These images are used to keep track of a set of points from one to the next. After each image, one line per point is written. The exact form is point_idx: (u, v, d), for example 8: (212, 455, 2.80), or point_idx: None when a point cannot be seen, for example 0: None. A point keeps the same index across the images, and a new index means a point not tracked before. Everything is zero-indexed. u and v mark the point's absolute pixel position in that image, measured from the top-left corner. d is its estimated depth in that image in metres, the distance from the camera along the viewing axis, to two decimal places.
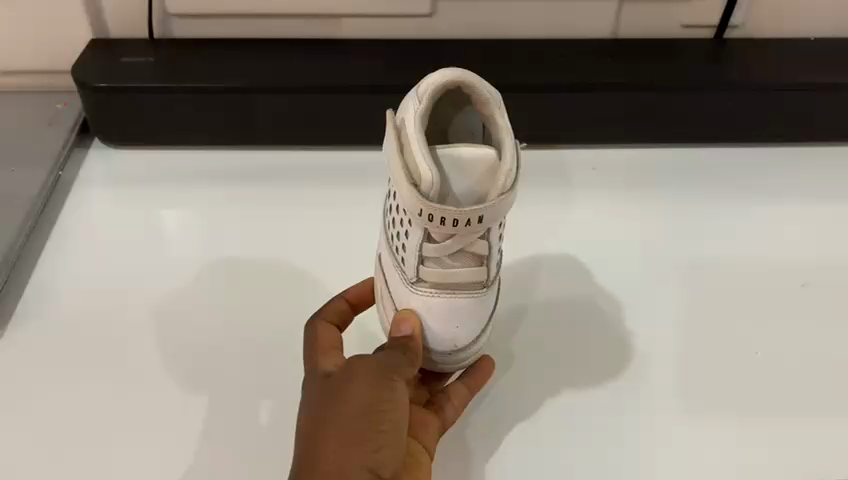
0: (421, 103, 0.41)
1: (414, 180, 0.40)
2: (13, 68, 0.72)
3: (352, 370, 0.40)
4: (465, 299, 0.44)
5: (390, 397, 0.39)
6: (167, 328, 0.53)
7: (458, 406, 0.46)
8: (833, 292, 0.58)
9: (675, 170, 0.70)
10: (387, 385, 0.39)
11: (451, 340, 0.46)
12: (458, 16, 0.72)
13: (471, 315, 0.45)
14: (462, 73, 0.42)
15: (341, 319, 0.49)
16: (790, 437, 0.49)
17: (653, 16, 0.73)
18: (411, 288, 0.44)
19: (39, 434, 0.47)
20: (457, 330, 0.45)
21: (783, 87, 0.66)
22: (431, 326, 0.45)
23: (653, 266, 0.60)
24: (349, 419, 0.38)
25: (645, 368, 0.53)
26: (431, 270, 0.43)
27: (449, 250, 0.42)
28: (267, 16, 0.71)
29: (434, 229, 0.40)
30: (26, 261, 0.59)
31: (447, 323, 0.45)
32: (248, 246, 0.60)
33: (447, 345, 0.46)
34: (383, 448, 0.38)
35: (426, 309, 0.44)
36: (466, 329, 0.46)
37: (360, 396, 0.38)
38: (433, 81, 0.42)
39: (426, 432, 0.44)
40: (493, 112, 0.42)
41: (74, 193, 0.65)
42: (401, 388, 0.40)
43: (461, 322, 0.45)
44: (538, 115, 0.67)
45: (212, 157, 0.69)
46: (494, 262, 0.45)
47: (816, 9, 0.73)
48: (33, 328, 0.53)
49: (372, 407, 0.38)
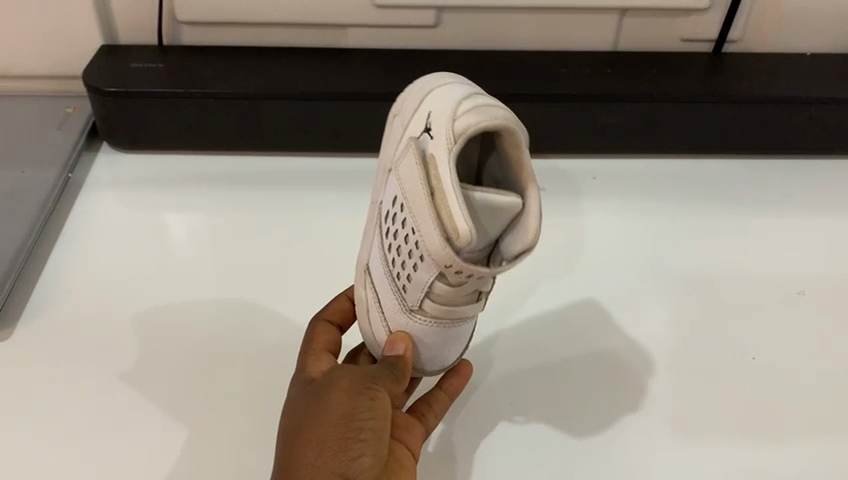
0: (457, 144, 0.40)
1: (445, 228, 0.39)
2: (26, 73, 0.74)
3: (333, 380, 0.41)
4: (459, 329, 0.46)
5: (369, 407, 0.40)
6: (168, 329, 0.55)
7: (438, 413, 0.48)
8: (829, 301, 0.59)
9: (674, 181, 0.71)
10: (369, 396, 0.40)
11: (440, 360, 0.48)
12: (460, 27, 0.74)
13: (463, 334, 0.47)
14: (502, 115, 0.41)
15: (341, 319, 0.51)
16: (785, 442, 0.50)
17: (651, 29, 0.74)
18: (410, 315, 0.45)
19: (44, 427, 0.49)
20: (448, 350, 0.47)
21: (782, 100, 0.67)
22: (423, 347, 0.46)
23: (647, 274, 0.61)
24: (325, 428, 0.39)
25: (640, 375, 0.54)
26: (434, 306, 0.44)
27: (460, 291, 0.43)
28: (273, 25, 0.72)
29: (453, 275, 0.41)
30: (36, 263, 0.60)
31: (442, 346, 0.47)
32: (251, 249, 0.62)
33: (436, 363, 0.48)
34: (361, 456, 0.39)
35: (424, 336, 0.46)
36: (456, 348, 0.48)
37: (339, 406, 0.40)
38: (473, 120, 0.40)
39: (412, 437, 0.45)
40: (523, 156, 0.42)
41: (82, 196, 0.67)
42: (382, 397, 0.41)
43: (452, 346, 0.47)
44: (538, 125, 0.68)
45: (218, 161, 0.71)
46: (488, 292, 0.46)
47: (815, 24, 0.74)
48: (39, 328, 0.55)
49: (349, 417, 0.39)
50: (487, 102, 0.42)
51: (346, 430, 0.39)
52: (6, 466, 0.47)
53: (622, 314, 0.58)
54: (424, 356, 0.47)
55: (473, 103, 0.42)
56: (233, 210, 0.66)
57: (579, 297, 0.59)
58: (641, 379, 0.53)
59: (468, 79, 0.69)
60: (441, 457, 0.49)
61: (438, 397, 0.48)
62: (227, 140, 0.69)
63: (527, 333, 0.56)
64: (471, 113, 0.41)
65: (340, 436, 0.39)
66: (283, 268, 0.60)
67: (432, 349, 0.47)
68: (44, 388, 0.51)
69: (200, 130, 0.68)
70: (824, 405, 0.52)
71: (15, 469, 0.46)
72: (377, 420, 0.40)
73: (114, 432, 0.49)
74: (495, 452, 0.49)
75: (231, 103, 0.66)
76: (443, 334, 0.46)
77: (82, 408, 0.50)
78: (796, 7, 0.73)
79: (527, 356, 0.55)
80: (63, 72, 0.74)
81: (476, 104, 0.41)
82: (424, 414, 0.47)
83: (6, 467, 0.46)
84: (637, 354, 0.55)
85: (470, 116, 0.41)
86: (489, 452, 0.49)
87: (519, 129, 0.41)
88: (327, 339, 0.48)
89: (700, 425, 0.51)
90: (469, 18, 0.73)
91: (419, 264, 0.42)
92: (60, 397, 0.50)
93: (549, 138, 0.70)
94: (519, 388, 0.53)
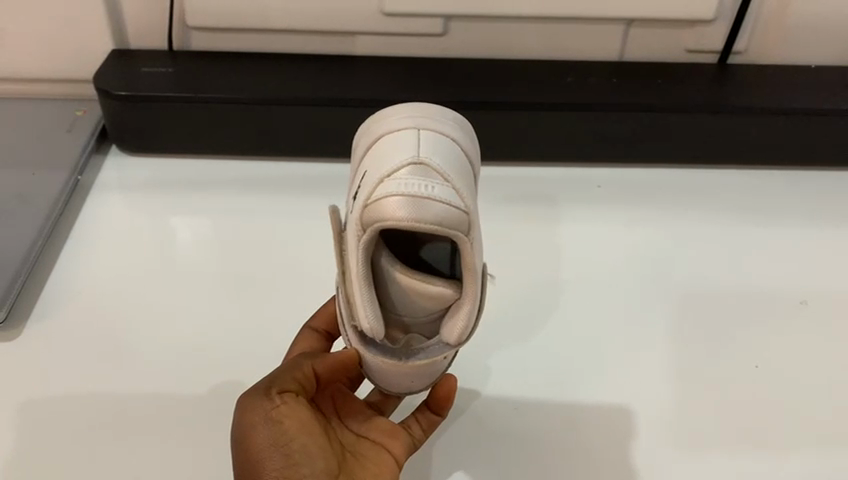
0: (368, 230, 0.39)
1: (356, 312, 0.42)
2: (37, 76, 0.75)
3: (240, 415, 0.43)
4: (418, 378, 0.47)
5: (283, 425, 0.43)
6: (173, 329, 0.56)
7: (426, 426, 0.49)
8: (831, 310, 0.59)
9: (678, 190, 0.71)
10: (279, 415, 0.43)
11: (405, 386, 0.48)
12: (467, 36, 0.74)
13: (431, 375, 0.47)
14: (436, 216, 0.36)
15: (331, 323, 0.52)
16: (787, 452, 0.50)
17: (656, 40, 0.75)
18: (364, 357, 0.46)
19: (50, 426, 0.49)
20: (411, 383, 0.47)
21: (786, 111, 0.68)
22: (387, 375, 0.46)
23: (650, 283, 0.61)
24: (260, 458, 0.42)
25: (642, 381, 0.54)
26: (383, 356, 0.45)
27: None
28: (281, 32, 0.73)
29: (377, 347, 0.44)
30: (45, 265, 0.61)
31: (405, 380, 0.47)
32: (258, 252, 0.63)
33: (400, 388, 0.48)
34: (303, 470, 0.42)
35: (379, 368, 0.46)
36: (421, 381, 0.47)
37: (261, 440, 0.42)
38: (394, 208, 0.36)
39: (396, 442, 0.47)
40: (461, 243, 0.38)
41: (91, 198, 0.67)
42: (290, 404, 0.44)
43: (416, 381, 0.47)
44: (542, 133, 0.69)
45: (224, 165, 0.71)
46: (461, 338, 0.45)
47: (820, 37, 0.75)
48: (48, 327, 0.55)
49: (277, 441, 0.42)
50: (421, 182, 0.37)
51: (275, 459, 0.42)
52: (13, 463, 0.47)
53: (623, 319, 0.58)
54: (381, 379, 0.47)
55: (402, 184, 0.37)
56: (240, 214, 0.66)
57: (581, 306, 0.60)
58: (643, 386, 0.54)
59: (474, 86, 0.69)
60: (435, 458, 0.50)
61: (425, 412, 0.49)
62: (234, 145, 0.70)
63: (527, 340, 0.57)
64: (393, 204, 0.36)
65: (274, 468, 0.42)
66: (287, 271, 0.61)
67: (390, 380, 0.47)
68: (48, 387, 0.52)
69: (208, 135, 0.69)
70: (826, 414, 0.52)
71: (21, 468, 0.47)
72: (298, 428, 0.43)
73: (118, 432, 0.49)
74: (493, 455, 0.50)
75: (238, 108, 0.67)
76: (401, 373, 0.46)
77: (87, 407, 0.50)
78: (804, 19, 0.73)
79: (529, 361, 0.55)
80: (74, 75, 0.75)
81: (403, 188, 0.36)
82: (412, 426, 0.49)
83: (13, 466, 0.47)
84: (636, 360, 0.55)
85: (388, 204, 0.37)
86: (486, 453, 0.50)
87: (453, 227, 0.37)
88: (309, 346, 0.50)
89: (700, 434, 0.51)
90: (477, 26, 0.74)
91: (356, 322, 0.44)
92: (66, 396, 0.51)
93: (555, 146, 0.70)
94: (519, 393, 0.53)
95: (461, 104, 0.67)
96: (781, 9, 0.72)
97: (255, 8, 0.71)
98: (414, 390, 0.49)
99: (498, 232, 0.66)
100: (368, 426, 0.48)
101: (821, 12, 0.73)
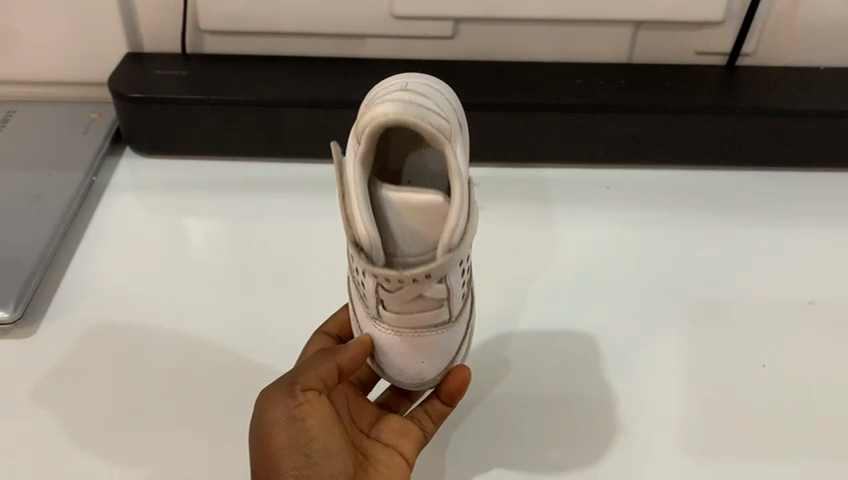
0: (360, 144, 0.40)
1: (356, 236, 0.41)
2: (53, 79, 0.76)
3: (262, 410, 0.43)
4: (427, 337, 0.45)
5: (306, 422, 0.43)
6: (187, 327, 0.56)
7: (436, 418, 0.50)
8: (839, 311, 0.60)
9: (687, 192, 0.71)
10: (302, 412, 0.43)
11: (418, 374, 0.47)
12: (476, 39, 0.75)
13: (443, 342, 0.46)
14: (418, 109, 0.38)
15: (342, 329, 0.53)
16: (794, 449, 0.51)
17: (665, 42, 0.75)
18: (374, 322, 0.46)
19: (67, 418, 0.50)
20: (417, 335, 0.45)
21: (793, 113, 0.68)
22: (396, 355, 0.46)
23: (658, 283, 0.62)
24: (280, 455, 0.42)
25: (649, 378, 0.55)
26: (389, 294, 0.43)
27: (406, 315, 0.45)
28: (292, 35, 0.74)
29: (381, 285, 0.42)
30: (61, 263, 0.62)
31: (414, 344, 0.46)
32: (270, 253, 0.63)
33: (414, 378, 0.47)
34: (321, 471, 0.43)
35: (391, 345, 0.46)
36: (433, 361, 0.47)
37: (285, 438, 0.42)
38: (378, 108, 0.38)
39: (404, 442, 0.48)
40: (444, 145, 0.39)
41: (105, 198, 0.69)
42: (312, 402, 0.44)
43: (424, 333, 0.45)
44: (551, 134, 0.70)
45: (236, 166, 0.72)
46: (457, 295, 0.45)
47: (829, 39, 0.75)
48: (65, 323, 0.57)
49: (297, 440, 0.43)
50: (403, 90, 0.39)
51: (299, 458, 0.42)
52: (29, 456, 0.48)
53: (631, 319, 0.59)
54: (392, 362, 0.47)
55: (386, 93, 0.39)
56: (250, 216, 0.67)
57: (590, 306, 0.60)
58: (651, 384, 0.54)
59: (483, 88, 0.70)
60: (442, 451, 0.51)
61: (435, 403, 0.49)
62: (246, 146, 0.71)
63: (536, 340, 0.58)
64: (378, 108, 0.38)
65: (296, 467, 0.42)
66: (298, 271, 0.62)
67: (401, 355, 0.46)
68: (62, 382, 0.52)
69: (220, 135, 0.70)
70: (831, 413, 0.53)
71: (36, 460, 0.48)
72: (317, 426, 0.44)
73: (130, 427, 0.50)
74: (511, 451, 0.51)
75: (250, 110, 0.68)
76: (408, 316, 0.44)
77: (101, 403, 0.51)
78: (811, 21, 0.73)
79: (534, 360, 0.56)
80: (90, 78, 0.76)
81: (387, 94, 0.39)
82: (423, 420, 0.50)
83: (29, 458, 0.48)
84: (644, 359, 0.56)
85: (374, 107, 0.38)
86: (500, 449, 0.51)
87: (434, 124, 0.38)
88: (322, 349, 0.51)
89: (706, 432, 0.51)
90: (486, 28, 0.74)
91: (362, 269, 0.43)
92: (81, 391, 0.52)
93: (562, 147, 0.71)
94: (529, 393, 0.54)
95: (470, 105, 0.67)
96: (789, 11, 0.73)
97: (266, 11, 0.71)
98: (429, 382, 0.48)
99: (504, 233, 0.67)
100: (378, 424, 0.50)
101: (828, 14, 0.73)
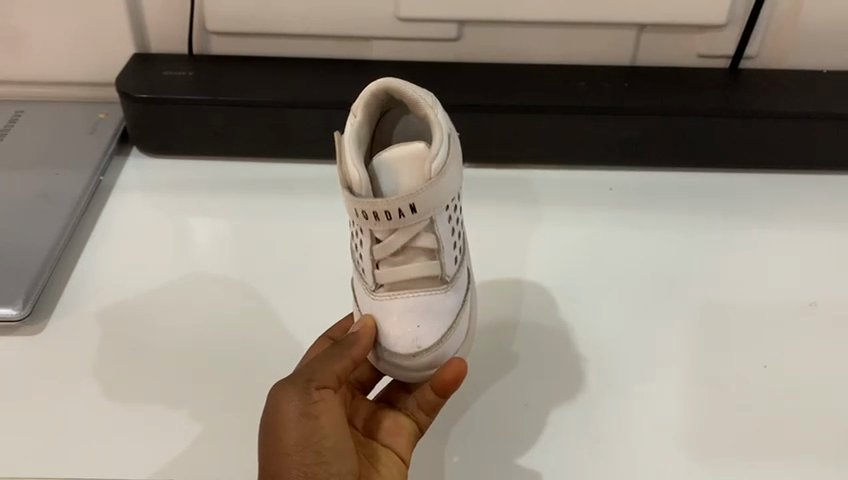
0: (356, 115, 0.45)
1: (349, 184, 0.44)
2: (62, 80, 0.77)
3: (273, 406, 0.43)
4: (424, 294, 0.47)
5: (319, 421, 0.43)
6: (192, 324, 0.57)
7: (428, 410, 0.49)
8: (839, 312, 0.60)
9: (689, 194, 0.72)
10: (315, 411, 0.43)
11: (414, 341, 0.46)
12: (480, 41, 0.76)
13: (440, 310, 0.47)
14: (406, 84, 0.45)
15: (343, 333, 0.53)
16: (793, 448, 0.51)
17: (669, 45, 0.76)
18: (374, 294, 0.48)
19: (74, 413, 0.51)
20: (415, 299, 0.46)
21: (796, 116, 0.68)
22: (390, 320, 0.46)
23: (659, 283, 0.62)
24: (290, 454, 0.43)
25: (650, 378, 0.55)
26: (382, 245, 0.45)
27: (402, 269, 0.46)
28: (297, 37, 0.75)
29: (374, 229, 0.44)
30: (69, 261, 0.63)
31: (411, 306, 0.46)
32: (274, 252, 0.64)
33: (410, 347, 0.46)
34: (331, 470, 0.43)
35: (389, 308, 0.47)
36: (431, 329, 0.46)
37: (295, 434, 0.43)
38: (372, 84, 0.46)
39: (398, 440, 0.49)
40: (425, 107, 0.45)
41: (112, 197, 0.69)
42: (326, 401, 0.44)
43: (421, 292, 0.47)
44: (554, 135, 0.70)
45: (241, 167, 0.73)
46: (450, 254, 0.47)
47: (831, 43, 0.75)
48: (73, 322, 0.57)
49: (307, 440, 0.43)
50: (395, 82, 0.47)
51: (307, 456, 0.43)
52: (42, 447, 0.49)
53: (632, 318, 0.59)
54: (391, 333, 0.46)
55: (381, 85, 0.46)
56: (256, 216, 0.68)
57: (593, 306, 0.61)
58: (652, 384, 0.55)
59: (488, 89, 0.70)
60: (433, 459, 0.51)
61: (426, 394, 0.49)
62: (252, 146, 0.71)
63: (537, 340, 0.58)
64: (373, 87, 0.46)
65: (303, 464, 0.43)
66: (303, 270, 0.62)
67: (398, 320, 0.46)
68: (69, 378, 0.53)
69: (227, 135, 0.70)
70: (830, 412, 0.53)
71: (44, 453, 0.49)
72: (329, 426, 0.44)
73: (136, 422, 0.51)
74: (511, 456, 0.50)
75: (256, 111, 0.68)
76: (403, 274, 0.46)
77: (107, 399, 0.52)
78: (814, 24, 0.74)
79: (535, 361, 0.56)
80: (98, 79, 0.77)
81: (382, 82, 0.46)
82: (416, 413, 0.50)
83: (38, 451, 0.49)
84: (645, 358, 0.56)
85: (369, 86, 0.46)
86: (500, 452, 0.51)
87: (419, 93, 0.46)
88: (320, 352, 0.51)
89: (706, 431, 0.52)
90: (490, 31, 0.75)
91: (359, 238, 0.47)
92: (89, 387, 0.52)
93: (565, 148, 0.71)
94: (529, 392, 0.54)
95: (474, 107, 0.68)
96: (791, 14, 0.73)
97: (272, 13, 0.72)
98: (428, 361, 0.46)
99: (508, 233, 0.67)
100: (373, 421, 0.50)
101: (831, 18, 0.73)
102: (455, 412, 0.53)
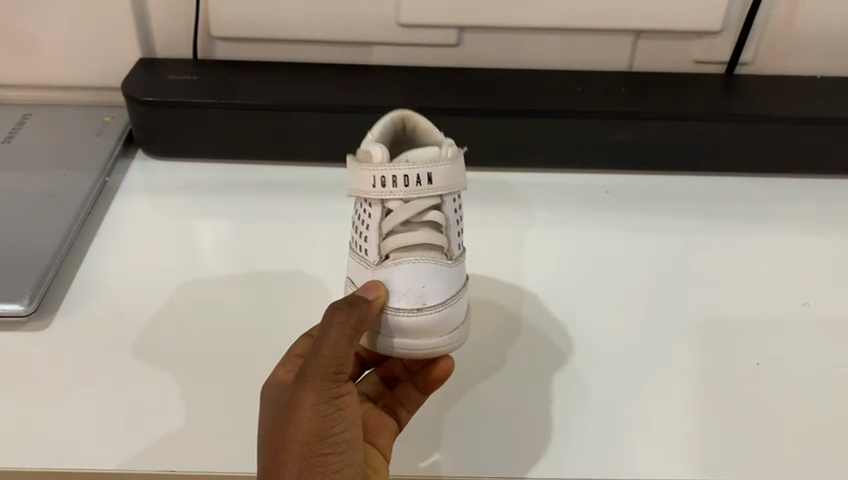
0: (374, 128, 0.51)
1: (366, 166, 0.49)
2: (68, 85, 0.78)
3: (296, 395, 0.42)
4: (430, 262, 0.48)
5: (339, 414, 0.43)
6: (198, 322, 0.58)
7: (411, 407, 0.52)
8: (831, 312, 0.61)
9: (684, 197, 0.73)
10: (337, 404, 0.43)
11: (419, 299, 0.47)
12: (480, 47, 0.77)
13: (445, 275, 0.49)
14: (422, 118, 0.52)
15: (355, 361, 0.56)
16: (786, 445, 0.52)
17: (665, 51, 0.77)
18: (378, 266, 0.49)
19: (80, 403, 0.52)
20: (421, 261, 0.48)
21: (790, 120, 0.69)
22: (397, 282, 0.48)
23: (655, 283, 0.63)
24: (310, 445, 0.42)
25: (647, 372, 0.56)
26: (394, 212, 0.48)
27: (412, 235, 0.49)
28: (301, 42, 0.76)
29: (390, 195, 0.48)
30: (74, 259, 0.64)
31: (417, 267, 0.48)
32: (277, 253, 0.65)
33: (415, 303, 0.47)
34: (344, 463, 0.44)
35: (397, 273, 0.48)
36: (436, 291, 0.48)
37: (315, 427, 0.42)
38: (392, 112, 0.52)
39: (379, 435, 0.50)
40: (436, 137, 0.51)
41: (118, 198, 0.71)
42: (346, 391, 0.44)
43: (428, 258, 0.49)
44: (552, 139, 0.71)
45: (245, 170, 0.74)
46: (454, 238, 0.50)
47: (824, 49, 0.76)
48: (79, 319, 0.58)
49: (326, 433, 0.43)
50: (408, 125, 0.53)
51: (322, 447, 0.42)
52: (50, 435, 0.50)
53: (628, 317, 0.60)
54: (397, 291, 0.48)
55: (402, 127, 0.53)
56: (258, 218, 0.69)
57: (588, 306, 0.61)
58: (648, 378, 0.55)
59: (487, 94, 0.72)
60: (422, 450, 0.51)
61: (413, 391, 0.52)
62: (256, 148, 0.72)
63: (536, 335, 0.59)
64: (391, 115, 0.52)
65: (319, 454, 0.42)
66: (305, 271, 0.63)
67: (406, 278, 0.48)
68: (75, 373, 0.54)
69: (231, 137, 0.71)
70: (822, 410, 0.54)
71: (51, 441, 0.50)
72: (345, 419, 0.44)
73: (141, 412, 0.52)
74: (505, 448, 0.51)
75: (259, 114, 0.69)
76: (411, 243, 0.49)
77: (112, 392, 0.53)
78: (810, 30, 0.75)
79: (528, 357, 0.57)
80: (104, 85, 0.78)
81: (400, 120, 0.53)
82: (398, 411, 0.52)
83: (46, 440, 0.50)
84: (641, 353, 0.57)
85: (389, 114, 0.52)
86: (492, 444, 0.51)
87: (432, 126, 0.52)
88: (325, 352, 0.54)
89: (702, 426, 0.52)
90: (490, 37, 0.76)
91: (368, 214, 0.50)
92: (93, 381, 0.54)
93: (565, 151, 0.72)
94: (520, 386, 0.55)
95: (473, 111, 0.69)
96: (788, 20, 0.74)
97: (276, 20, 0.73)
98: (430, 320, 0.47)
99: (505, 236, 0.68)
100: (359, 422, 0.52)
101: (827, 24, 0.74)
102: (444, 398, 0.54)
